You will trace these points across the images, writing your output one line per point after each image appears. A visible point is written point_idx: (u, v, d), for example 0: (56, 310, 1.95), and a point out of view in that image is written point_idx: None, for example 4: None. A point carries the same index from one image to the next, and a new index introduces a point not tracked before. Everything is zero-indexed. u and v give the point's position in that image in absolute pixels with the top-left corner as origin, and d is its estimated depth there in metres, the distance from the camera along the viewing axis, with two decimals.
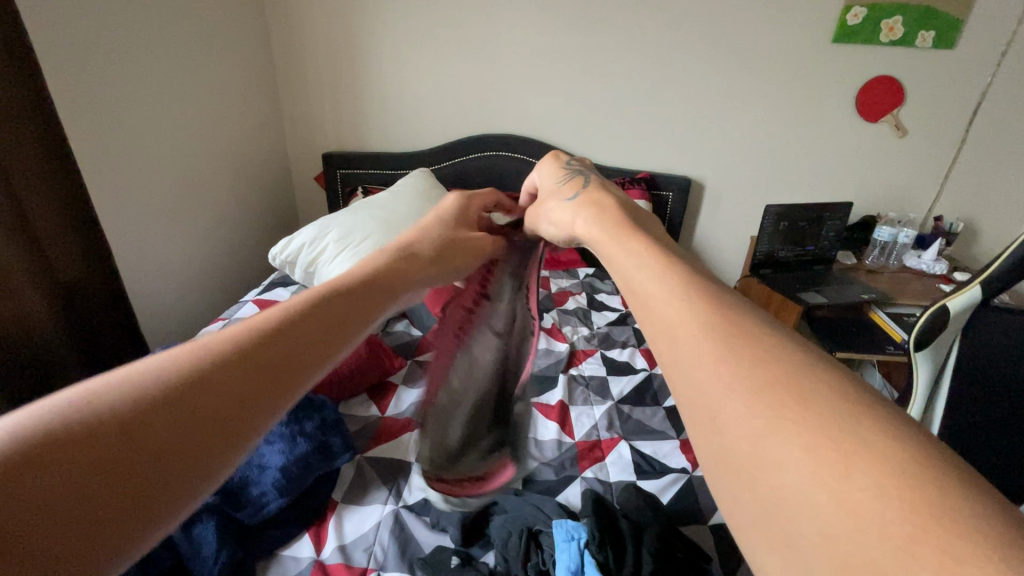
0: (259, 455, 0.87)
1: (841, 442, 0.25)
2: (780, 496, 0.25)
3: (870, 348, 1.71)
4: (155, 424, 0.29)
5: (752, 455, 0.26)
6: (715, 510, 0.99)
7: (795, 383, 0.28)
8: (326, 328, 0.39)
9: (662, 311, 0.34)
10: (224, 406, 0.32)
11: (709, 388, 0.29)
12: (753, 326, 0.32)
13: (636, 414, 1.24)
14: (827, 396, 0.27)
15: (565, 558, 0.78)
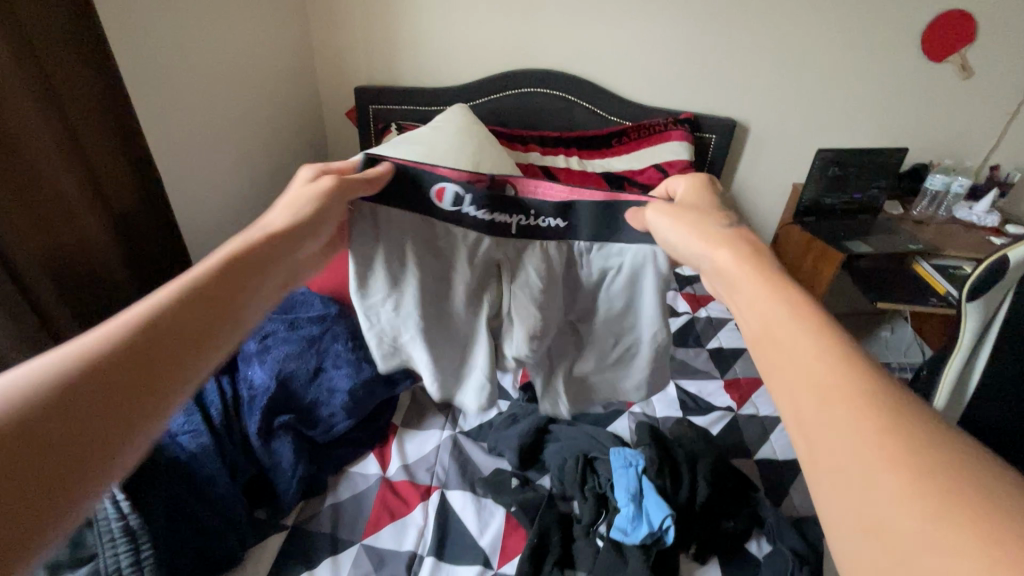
0: (329, 379, 0.90)
1: (932, 472, 0.29)
2: (879, 520, 0.29)
3: (912, 298, 1.68)
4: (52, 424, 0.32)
5: (848, 469, 0.31)
6: (760, 446, 1.02)
7: (919, 439, 0.30)
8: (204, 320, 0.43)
9: (782, 335, 0.39)
10: (114, 397, 0.35)
11: (821, 410, 0.33)
12: (872, 361, 0.36)
13: (679, 354, 1.26)
14: (915, 424, 0.31)
15: (625, 481, 0.81)
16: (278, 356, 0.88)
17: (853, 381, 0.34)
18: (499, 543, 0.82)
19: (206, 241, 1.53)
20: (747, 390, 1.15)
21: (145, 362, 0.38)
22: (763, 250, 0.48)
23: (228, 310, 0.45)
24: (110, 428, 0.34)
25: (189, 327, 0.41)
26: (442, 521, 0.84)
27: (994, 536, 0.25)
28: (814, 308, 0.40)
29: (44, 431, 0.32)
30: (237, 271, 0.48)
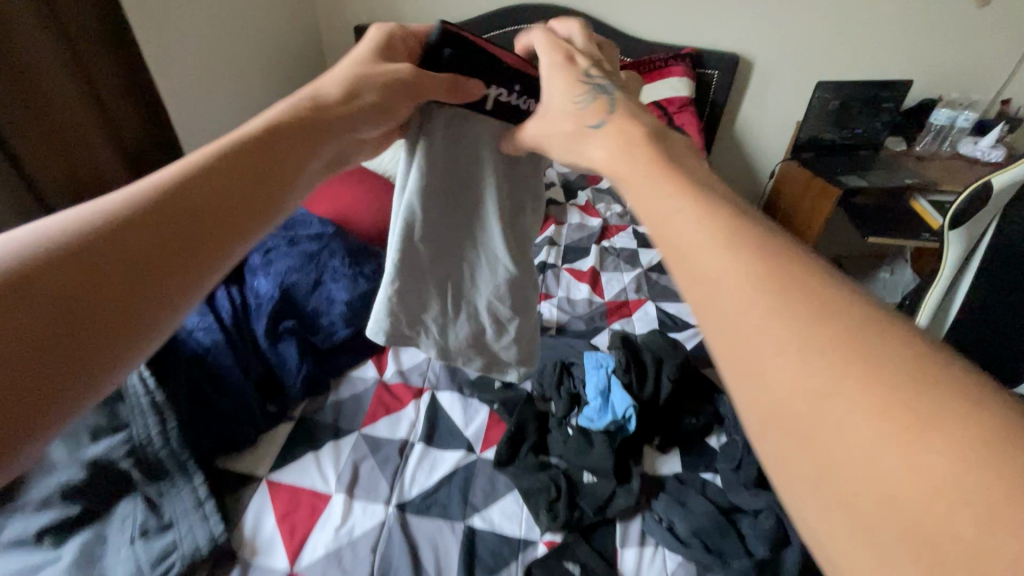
0: (326, 291, 0.98)
1: (866, 353, 0.23)
2: (809, 418, 0.22)
3: (905, 233, 1.70)
4: (98, 264, 0.29)
5: (754, 358, 0.24)
6: None
7: (837, 305, 0.25)
8: (263, 174, 0.39)
9: (659, 208, 0.32)
10: (160, 247, 0.32)
11: (724, 287, 0.26)
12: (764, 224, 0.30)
13: (664, 280, 1.33)
14: (834, 288, 0.25)
15: (594, 380, 0.90)
16: (280, 269, 0.97)
17: (748, 259, 0.27)
18: (482, 434, 0.92)
19: None
20: None
21: (167, 237, 0.32)
22: (641, 143, 0.41)
23: (302, 155, 0.43)
24: (165, 281, 0.31)
25: (218, 202, 0.36)
26: (432, 416, 0.94)
27: (897, 412, 0.21)
28: (691, 193, 0.32)
29: (101, 269, 0.29)
30: (274, 146, 0.41)
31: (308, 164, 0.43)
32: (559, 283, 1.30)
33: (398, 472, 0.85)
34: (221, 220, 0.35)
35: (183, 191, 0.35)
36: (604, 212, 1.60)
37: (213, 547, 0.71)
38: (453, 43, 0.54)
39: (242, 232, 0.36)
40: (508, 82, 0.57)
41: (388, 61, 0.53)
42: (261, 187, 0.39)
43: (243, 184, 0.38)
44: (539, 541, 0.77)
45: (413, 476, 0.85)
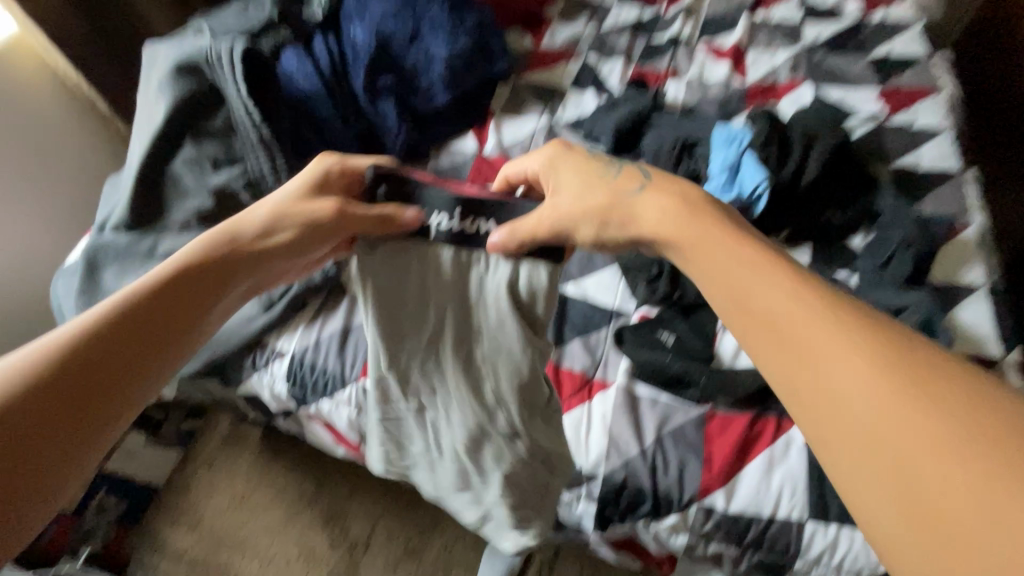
0: (425, 45, 0.89)
1: (929, 392, 0.28)
2: (879, 444, 0.28)
3: None
4: (16, 421, 0.33)
5: (832, 402, 0.30)
6: (903, 155, 0.87)
7: (899, 351, 0.30)
8: (192, 302, 0.42)
9: (743, 264, 0.36)
10: (85, 390, 0.36)
11: (812, 345, 0.32)
12: (831, 287, 0.35)
13: (831, 59, 1.03)
14: (887, 335, 0.31)
15: (722, 155, 0.76)
16: (375, 15, 0.87)
17: (813, 317, 0.32)
18: None
19: None
20: (908, 99, 0.95)
21: (89, 390, 0.36)
22: (699, 204, 0.41)
23: (238, 272, 0.45)
24: (88, 418, 0.35)
25: (137, 350, 0.38)
26: None
27: (975, 439, 0.26)
28: (757, 251, 0.37)
29: (33, 410, 0.34)
30: (205, 281, 0.43)
31: (239, 281, 0.45)
32: (692, 61, 1.07)
33: None
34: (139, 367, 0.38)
35: (113, 345, 0.38)
36: None
37: (325, 279, 0.77)
38: (384, 180, 0.49)
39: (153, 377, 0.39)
40: (450, 206, 0.48)
41: (322, 195, 0.48)
42: (187, 312, 0.41)
43: (163, 307, 0.40)
44: (633, 314, 0.74)
45: None
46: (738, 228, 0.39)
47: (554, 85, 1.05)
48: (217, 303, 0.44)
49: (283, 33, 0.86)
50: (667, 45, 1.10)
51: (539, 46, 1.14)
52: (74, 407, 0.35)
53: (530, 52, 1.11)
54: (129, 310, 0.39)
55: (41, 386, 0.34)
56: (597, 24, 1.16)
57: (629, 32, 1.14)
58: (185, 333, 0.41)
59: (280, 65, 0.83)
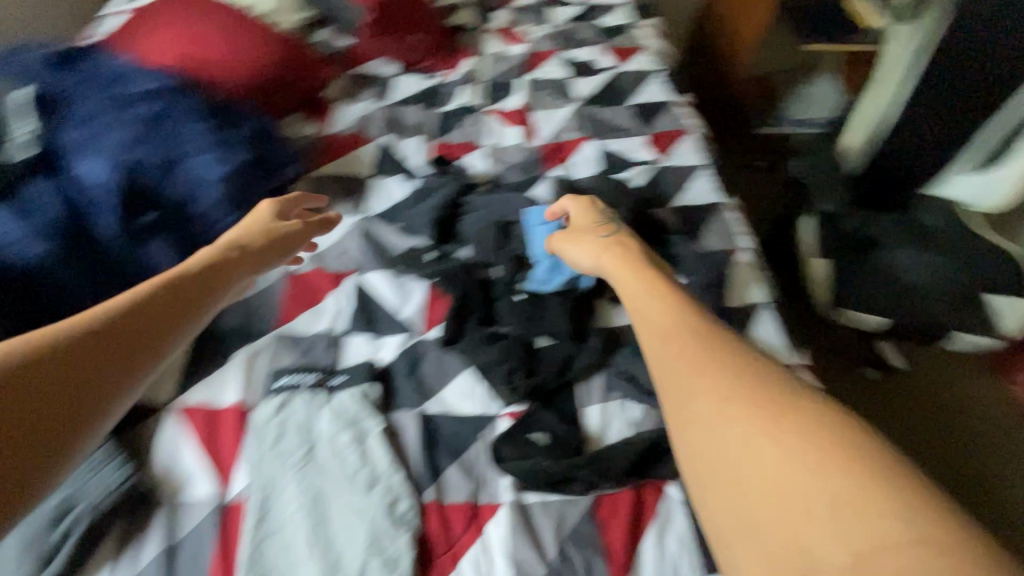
0: (188, 169, 0.75)
1: (821, 463, 0.40)
2: (767, 489, 0.40)
3: (841, 36, 1.61)
4: (52, 370, 0.44)
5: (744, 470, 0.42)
6: (680, 195, 1.01)
7: (807, 430, 0.42)
8: (185, 301, 0.57)
9: (699, 357, 0.50)
10: (107, 358, 0.48)
11: (733, 424, 0.44)
12: (763, 378, 0.47)
13: (602, 113, 1.17)
14: (808, 421, 0.42)
15: (541, 239, 0.79)
16: (109, 145, 0.70)
17: (736, 395, 0.46)
18: (423, 312, 0.80)
19: None
20: (671, 142, 1.11)
21: (102, 361, 0.48)
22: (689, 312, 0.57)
23: (215, 286, 0.61)
24: (107, 381, 0.47)
25: (132, 330, 0.51)
26: (363, 303, 0.82)
27: (840, 488, 0.38)
28: (708, 351, 0.51)
29: (57, 367, 0.45)
30: (178, 290, 0.57)
31: (217, 295, 0.61)
32: (486, 130, 1.11)
33: (324, 381, 0.72)
34: (131, 348, 0.50)
35: (108, 330, 0.49)
36: (529, 36, 1.35)
37: (122, 495, 0.61)
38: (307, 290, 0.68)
39: (146, 357, 0.51)
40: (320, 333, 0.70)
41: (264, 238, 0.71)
42: (182, 312, 0.56)
43: (167, 310, 0.55)
44: (502, 416, 0.72)
45: (348, 372, 0.73)
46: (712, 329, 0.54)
47: (357, 176, 0.99)
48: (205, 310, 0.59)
49: None
50: (460, 115, 1.13)
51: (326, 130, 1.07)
52: (99, 371, 0.47)
53: (321, 138, 1.04)
54: (142, 303, 0.53)
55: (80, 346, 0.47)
56: (384, 102, 1.14)
57: (419, 106, 1.14)
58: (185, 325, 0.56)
59: None
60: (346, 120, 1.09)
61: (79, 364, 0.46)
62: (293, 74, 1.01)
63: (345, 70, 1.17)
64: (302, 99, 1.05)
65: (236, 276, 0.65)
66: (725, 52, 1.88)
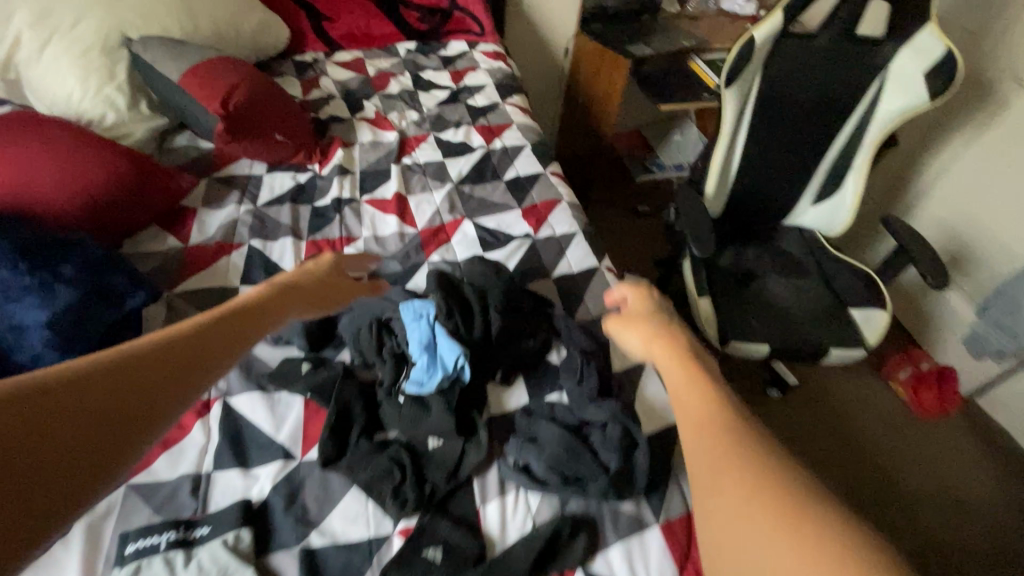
0: (5, 315, 0.67)
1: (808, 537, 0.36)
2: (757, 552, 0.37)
3: (688, 96, 1.81)
4: (77, 406, 0.38)
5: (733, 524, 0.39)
6: (557, 264, 1.06)
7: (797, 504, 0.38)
8: (230, 336, 0.51)
9: (703, 408, 0.48)
10: (140, 393, 0.42)
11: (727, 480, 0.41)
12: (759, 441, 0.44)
13: (477, 192, 1.21)
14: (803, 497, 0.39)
15: (417, 335, 0.79)
16: None
17: (739, 449, 0.43)
18: (299, 432, 0.75)
19: None
20: (543, 213, 1.17)
21: (128, 390, 0.41)
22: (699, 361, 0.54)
23: (258, 322, 0.56)
24: (140, 420, 0.41)
25: (173, 362, 0.45)
26: (231, 432, 0.75)
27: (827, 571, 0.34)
28: (727, 432, 0.45)
29: (82, 402, 0.38)
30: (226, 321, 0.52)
31: (262, 332, 0.56)
32: (362, 221, 1.10)
33: (186, 536, 0.64)
34: (176, 375, 0.45)
35: (150, 361, 0.44)
36: (401, 123, 1.39)
37: None
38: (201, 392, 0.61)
39: (181, 389, 0.44)
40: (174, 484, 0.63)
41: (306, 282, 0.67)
42: (227, 346, 0.51)
43: (212, 343, 0.49)
44: (394, 534, 0.67)
45: (213, 521, 0.65)
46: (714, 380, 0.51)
47: (220, 286, 0.93)
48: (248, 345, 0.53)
49: None
50: (334, 209, 1.12)
51: (189, 241, 1.01)
52: (135, 408, 0.41)
53: (182, 250, 0.98)
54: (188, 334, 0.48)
55: (116, 377, 0.41)
56: (251, 203, 1.11)
57: (289, 203, 1.11)
58: (228, 359, 0.50)
59: None
60: (211, 228, 1.04)
61: (95, 393, 0.39)
62: (140, 189, 0.96)
63: (206, 176, 1.13)
64: (156, 213, 1.00)
65: (283, 316, 0.60)
66: (592, 116, 2.05)
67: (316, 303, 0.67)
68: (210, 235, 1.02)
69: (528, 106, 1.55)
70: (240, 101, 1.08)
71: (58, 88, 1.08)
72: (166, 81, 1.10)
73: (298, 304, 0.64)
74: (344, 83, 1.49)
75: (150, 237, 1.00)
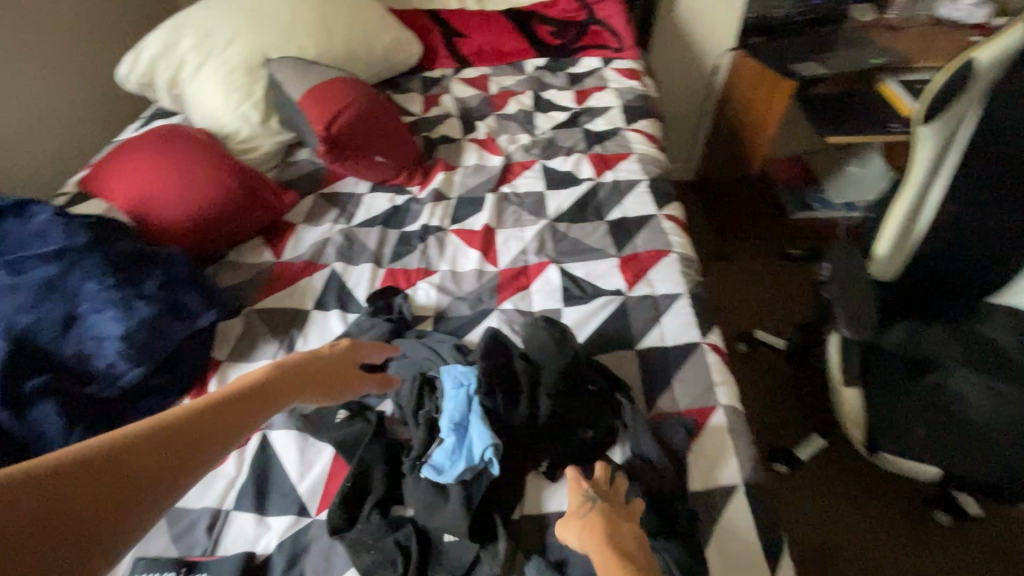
0: (91, 326, 0.72)
1: None
2: None
3: (869, 125, 1.46)
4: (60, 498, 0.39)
5: None
6: (647, 332, 0.88)
7: None
8: (227, 424, 0.52)
9: None
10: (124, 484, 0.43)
11: None
12: None
13: (573, 232, 1.07)
14: None
15: (450, 407, 0.70)
16: (4, 309, 0.69)
17: None
18: (319, 487, 0.71)
19: (19, 158, 1.28)
20: (645, 265, 0.99)
21: (106, 487, 0.42)
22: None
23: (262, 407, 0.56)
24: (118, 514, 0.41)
25: (165, 450, 0.46)
26: (260, 468, 0.73)
27: None
28: None
29: (64, 493, 0.39)
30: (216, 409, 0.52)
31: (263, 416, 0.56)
32: (443, 253, 1.04)
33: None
34: (166, 464, 0.46)
35: (142, 449, 0.45)
36: (511, 146, 1.31)
37: None
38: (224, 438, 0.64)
39: (152, 488, 0.44)
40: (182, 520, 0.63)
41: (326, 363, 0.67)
42: (220, 434, 0.51)
43: (206, 430, 0.50)
44: None
45: (213, 567, 0.64)
46: None
47: (293, 308, 0.94)
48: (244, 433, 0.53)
49: None
50: (419, 237, 1.07)
51: (282, 256, 1.04)
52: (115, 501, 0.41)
53: (273, 266, 1.02)
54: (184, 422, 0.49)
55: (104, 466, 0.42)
56: (346, 222, 1.11)
57: (379, 227, 1.09)
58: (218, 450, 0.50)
59: None
60: (304, 245, 1.06)
61: (75, 490, 0.40)
62: (244, 204, 1.01)
63: (312, 193, 1.17)
64: (259, 227, 1.05)
65: (285, 401, 0.59)
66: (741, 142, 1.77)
67: (330, 389, 0.66)
68: (301, 253, 1.05)
69: (656, 133, 1.37)
70: (346, 122, 1.09)
71: (208, 104, 1.21)
72: (290, 99, 1.16)
73: (306, 388, 0.62)
74: (464, 101, 1.46)
75: (251, 249, 1.06)
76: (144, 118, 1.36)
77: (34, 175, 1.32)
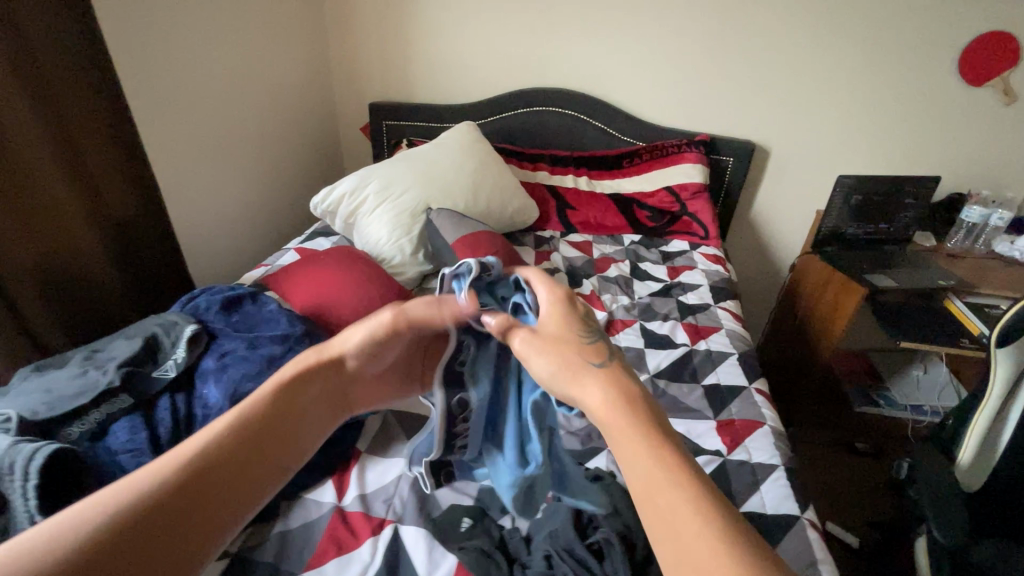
0: None
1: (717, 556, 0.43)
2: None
3: (943, 339, 1.58)
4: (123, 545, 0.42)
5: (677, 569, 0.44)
6: (748, 497, 0.95)
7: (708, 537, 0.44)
8: (263, 452, 0.55)
9: (634, 461, 0.50)
10: (174, 523, 0.46)
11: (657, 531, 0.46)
12: (677, 477, 0.48)
13: (671, 389, 1.19)
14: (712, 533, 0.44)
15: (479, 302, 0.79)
16: (235, 373, 0.83)
17: (666, 494, 0.47)
18: None
19: (203, 249, 1.60)
20: (741, 432, 1.09)
21: (163, 527, 0.45)
22: (631, 398, 0.56)
23: (297, 427, 0.60)
24: (175, 550, 0.45)
25: (210, 491, 0.49)
26: (392, 559, 0.80)
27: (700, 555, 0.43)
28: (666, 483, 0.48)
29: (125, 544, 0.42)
30: (214, 468, 0.50)
31: (296, 439, 0.59)
32: None
33: None
34: (216, 498, 0.49)
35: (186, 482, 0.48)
36: (612, 304, 1.49)
37: None
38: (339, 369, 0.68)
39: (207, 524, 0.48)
40: None
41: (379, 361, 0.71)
42: (259, 462, 0.54)
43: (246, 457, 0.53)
44: None
45: None
46: (642, 424, 0.53)
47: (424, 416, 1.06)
48: (279, 462, 0.56)
49: (120, 400, 0.77)
50: None
51: None
52: (172, 543, 0.45)
53: None
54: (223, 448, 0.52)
55: (155, 503, 0.45)
56: None
57: None
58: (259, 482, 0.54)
59: (107, 439, 0.74)
60: None
61: (136, 536, 0.43)
62: None
63: None
64: None
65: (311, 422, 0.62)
66: (809, 331, 1.90)
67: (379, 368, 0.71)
68: None
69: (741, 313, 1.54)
70: None
71: (374, 234, 1.49)
72: (443, 241, 1.41)
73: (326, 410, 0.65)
74: (570, 260, 1.71)
75: None
76: (309, 234, 1.67)
77: (209, 262, 1.63)
